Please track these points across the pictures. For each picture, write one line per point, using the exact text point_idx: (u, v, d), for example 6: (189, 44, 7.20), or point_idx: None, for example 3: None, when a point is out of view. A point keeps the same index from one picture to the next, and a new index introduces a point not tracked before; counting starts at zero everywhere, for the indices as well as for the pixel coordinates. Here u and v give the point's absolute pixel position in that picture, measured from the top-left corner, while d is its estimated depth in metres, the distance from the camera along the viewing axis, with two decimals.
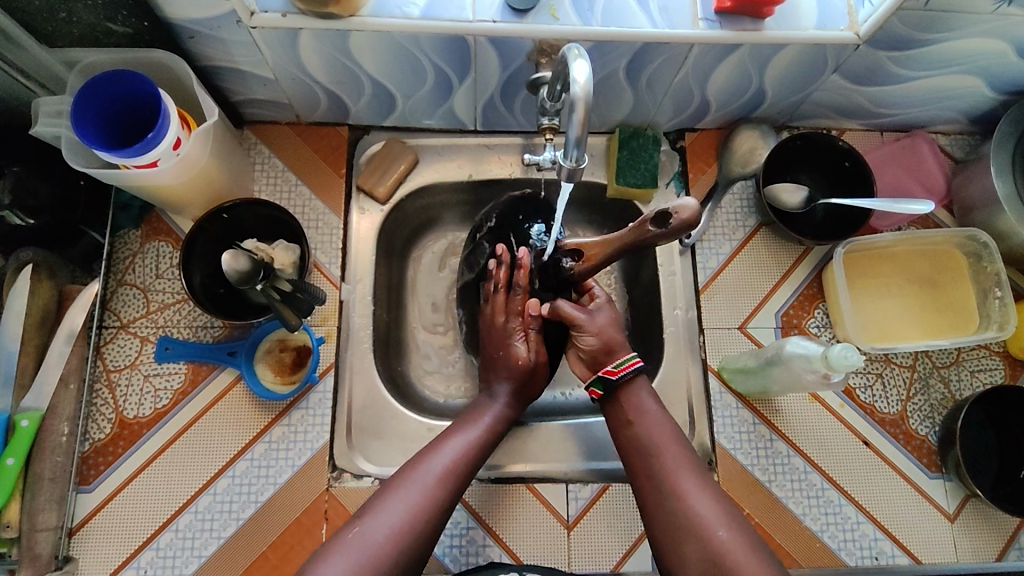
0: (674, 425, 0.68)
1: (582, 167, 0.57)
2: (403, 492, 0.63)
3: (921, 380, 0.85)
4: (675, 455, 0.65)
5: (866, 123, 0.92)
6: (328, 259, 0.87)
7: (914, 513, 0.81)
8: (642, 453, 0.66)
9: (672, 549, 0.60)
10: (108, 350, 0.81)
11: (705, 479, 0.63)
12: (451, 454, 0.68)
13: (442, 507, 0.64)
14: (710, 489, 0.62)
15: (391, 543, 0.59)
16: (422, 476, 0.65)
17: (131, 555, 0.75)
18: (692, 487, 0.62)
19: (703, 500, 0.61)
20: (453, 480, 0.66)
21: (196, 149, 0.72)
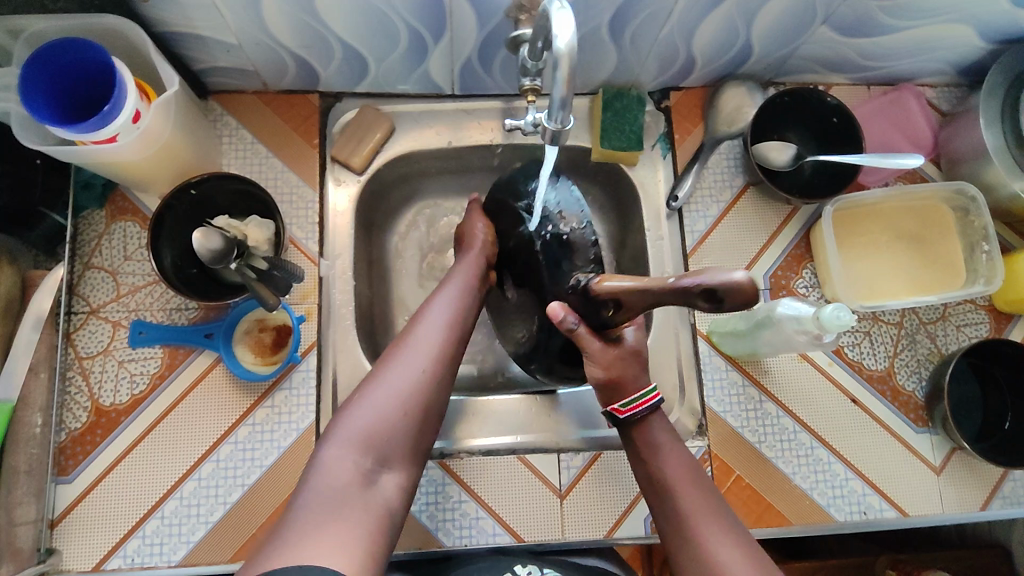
0: (704, 477, 0.64)
1: (567, 128, 0.55)
2: (419, 333, 0.64)
3: (908, 336, 0.85)
4: (697, 500, 0.61)
5: (853, 76, 0.90)
6: (304, 234, 0.84)
7: (901, 468, 0.82)
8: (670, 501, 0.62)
9: None
10: (79, 337, 0.78)
11: (727, 523, 0.60)
12: (455, 297, 0.69)
13: (456, 348, 0.65)
14: (730, 531, 0.59)
15: (415, 387, 0.60)
16: (431, 320, 0.66)
17: (116, 544, 0.74)
18: (717, 537, 0.58)
19: (730, 551, 0.57)
20: (453, 330, 0.66)
21: (157, 120, 0.68)
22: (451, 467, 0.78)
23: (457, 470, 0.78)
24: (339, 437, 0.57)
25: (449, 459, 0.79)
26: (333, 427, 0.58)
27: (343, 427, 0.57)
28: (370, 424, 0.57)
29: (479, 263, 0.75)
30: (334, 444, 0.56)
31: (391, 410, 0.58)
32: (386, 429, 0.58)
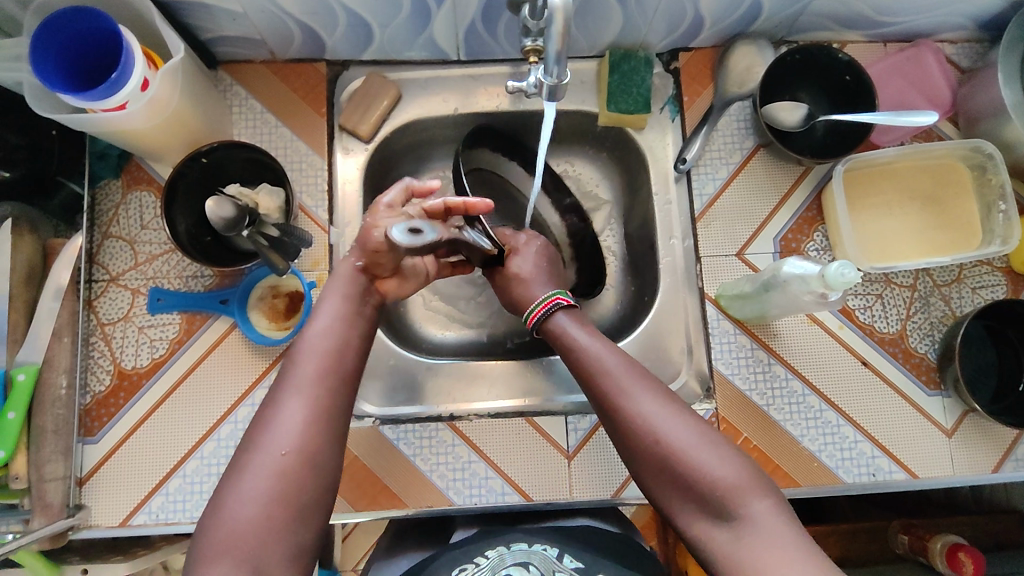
0: (626, 357, 0.67)
1: (563, 82, 0.56)
2: (283, 397, 0.57)
3: (921, 299, 0.84)
4: (626, 379, 0.64)
5: (868, 33, 0.88)
6: (314, 202, 0.85)
7: (911, 431, 0.81)
8: (594, 381, 0.66)
9: (636, 457, 0.61)
10: (100, 304, 0.81)
11: (658, 391, 0.63)
12: (326, 341, 0.61)
13: (329, 405, 0.58)
14: (662, 400, 0.62)
15: (281, 472, 0.53)
16: (297, 372, 0.58)
17: (142, 500, 0.77)
18: (648, 399, 0.62)
19: (662, 409, 0.61)
20: (330, 372, 0.59)
21: (165, 88, 0.69)
22: (461, 429, 0.80)
23: (468, 432, 0.80)
24: (209, 546, 0.50)
25: (460, 421, 0.81)
26: (198, 543, 0.51)
27: (211, 533, 0.51)
28: (246, 520, 0.51)
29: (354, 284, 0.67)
30: (208, 548, 0.50)
31: (265, 503, 0.51)
32: (257, 533, 0.51)
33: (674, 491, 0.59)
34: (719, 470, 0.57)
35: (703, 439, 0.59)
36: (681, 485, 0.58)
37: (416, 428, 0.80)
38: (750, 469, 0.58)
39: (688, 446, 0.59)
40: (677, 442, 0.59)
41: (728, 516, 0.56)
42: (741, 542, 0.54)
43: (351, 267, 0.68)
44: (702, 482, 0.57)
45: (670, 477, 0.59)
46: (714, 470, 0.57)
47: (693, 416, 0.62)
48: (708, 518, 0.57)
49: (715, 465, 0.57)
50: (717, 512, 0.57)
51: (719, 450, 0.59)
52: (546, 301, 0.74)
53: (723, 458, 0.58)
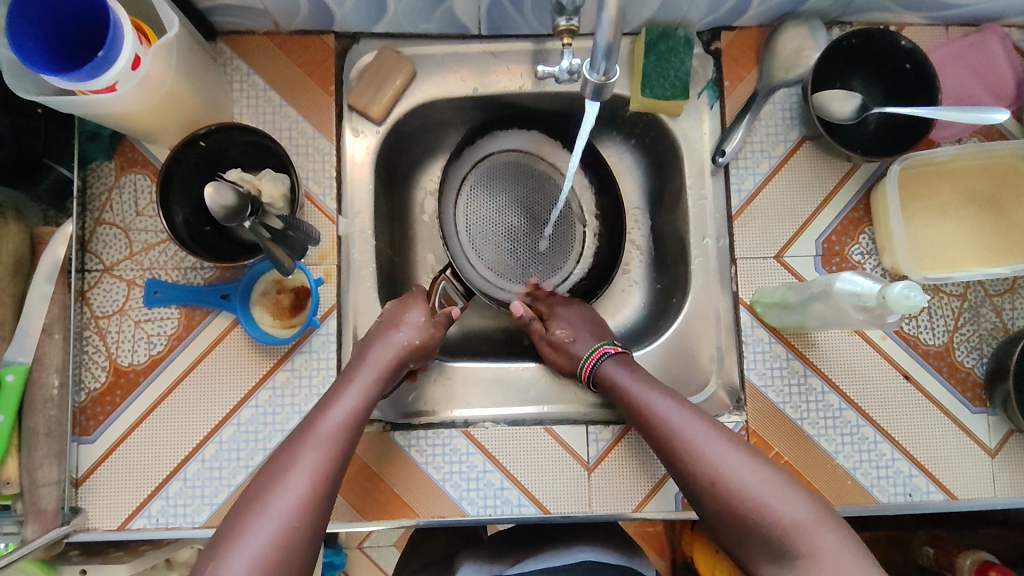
0: (688, 404, 0.66)
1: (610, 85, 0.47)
2: (295, 466, 0.57)
3: (971, 310, 0.78)
4: (684, 418, 0.64)
5: (930, 15, 0.79)
6: (321, 189, 0.79)
7: (952, 450, 0.77)
8: (657, 428, 0.65)
9: (698, 499, 0.60)
10: (94, 295, 0.76)
11: (720, 432, 0.62)
12: (344, 414, 0.62)
13: (334, 476, 0.58)
14: (723, 440, 0.61)
15: (280, 540, 0.52)
16: (310, 445, 0.59)
17: (141, 504, 0.74)
18: (711, 445, 0.61)
19: (728, 455, 0.60)
20: (342, 447, 0.60)
21: (159, 66, 0.62)
22: (475, 437, 0.76)
23: (483, 440, 0.76)
24: None
25: (475, 429, 0.76)
26: None
27: None
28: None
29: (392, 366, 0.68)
30: None
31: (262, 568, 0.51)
32: None
33: (744, 539, 0.57)
34: (788, 512, 0.55)
35: (771, 484, 0.57)
36: (747, 526, 0.57)
37: (428, 434, 0.76)
38: (820, 507, 0.56)
39: (756, 491, 0.57)
40: (746, 487, 0.57)
41: (798, 564, 0.54)
42: None
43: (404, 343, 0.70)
44: (774, 531, 0.55)
45: (741, 525, 0.57)
46: (781, 508, 0.56)
47: (761, 459, 0.60)
48: (777, 562, 0.55)
49: (784, 510, 0.56)
50: (790, 561, 0.54)
51: (788, 494, 0.57)
52: (596, 351, 0.74)
53: (792, 501, 0.56)
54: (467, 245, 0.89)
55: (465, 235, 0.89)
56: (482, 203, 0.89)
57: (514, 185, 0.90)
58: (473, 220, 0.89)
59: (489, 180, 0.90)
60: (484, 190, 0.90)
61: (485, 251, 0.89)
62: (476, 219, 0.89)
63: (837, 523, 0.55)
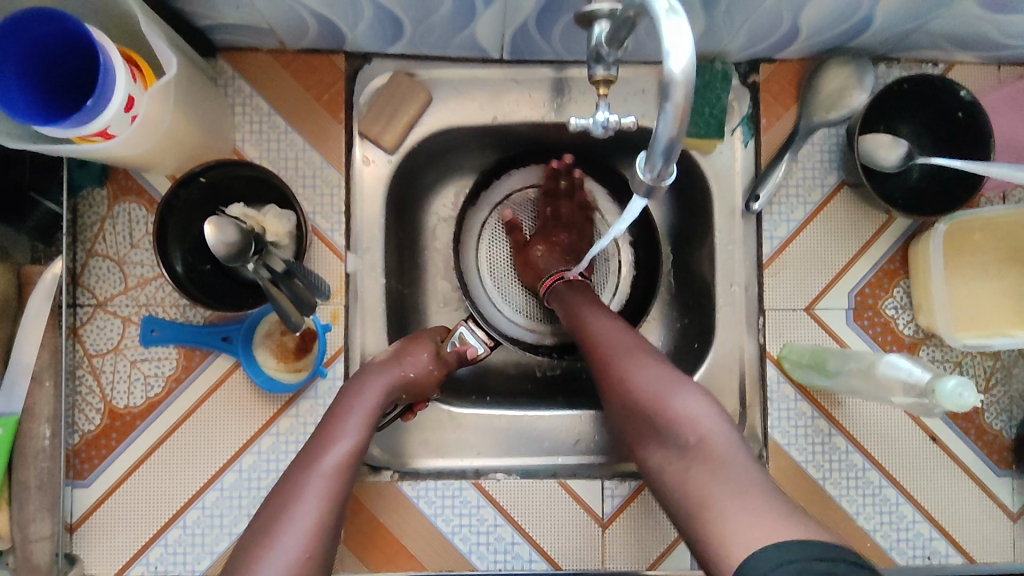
0: (617, 316, 0.69)
1: (664, 182, 0.43)
2: (301, 501, 0.56)
3: (1004, 370, 0.75)
4: (607, 326, 0.67)
5: (984, 55, 0.74)
6: (329, 225, 0.74)
7: (975, 513, 0.75)
8: (584, 335, 0.68)
9: (612, 403, 0.64)
10: (87, 332, 0.71)
11: (640, 341, 0.65)
12: (349, 445, 0.61)
13: (338, 507, 0.58)
14: (638, 348, 0.64)
15: None
16: (314, 477, 0.58)
17: (138, 551, 0.71)
18: (628, 350, 0.64)
19: (643, 360, 0.63)
20: (347, 477, 0.59)
21: (156, 105, 0.57)
22: (487, 490, 0.73)
23: (495, 492, 0.73)
24: None
25: (487, 480, 0.74)
26: None
27: None
28: None
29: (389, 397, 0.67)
30: None
31: None
32: None
33: (648, 436, 0.60)
34: (683, 408, 0.58)
35: (674, 382, 0.60)
36: (649, 425, 0.60)
37: (438, 485, 0.73)
38: (715, 409, 0.59)
39: (657, 387, 0.60)
40: (651, 385, 0.60)
41: (688, 455, 0.56)
42: (693, 471, 0.55)
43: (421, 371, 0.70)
44: (670, 423, 0.58)
45: (642, 418, 0.60)
46: (679, 405, 0.58)
47: (672, 365, 0.63)
48: (670, 455, 0.58)
49: (680, 404, 0.58)
50: (680, 450, 0.57)
51: (687, 391, 0.60)
52: (553, 274, 0.77)
53: (689, 398, 0.59)
54: (493, 288, 0.87)
55: (488, 279, 0.87)
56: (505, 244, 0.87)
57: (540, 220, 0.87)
58: (496, 260, 0.87)
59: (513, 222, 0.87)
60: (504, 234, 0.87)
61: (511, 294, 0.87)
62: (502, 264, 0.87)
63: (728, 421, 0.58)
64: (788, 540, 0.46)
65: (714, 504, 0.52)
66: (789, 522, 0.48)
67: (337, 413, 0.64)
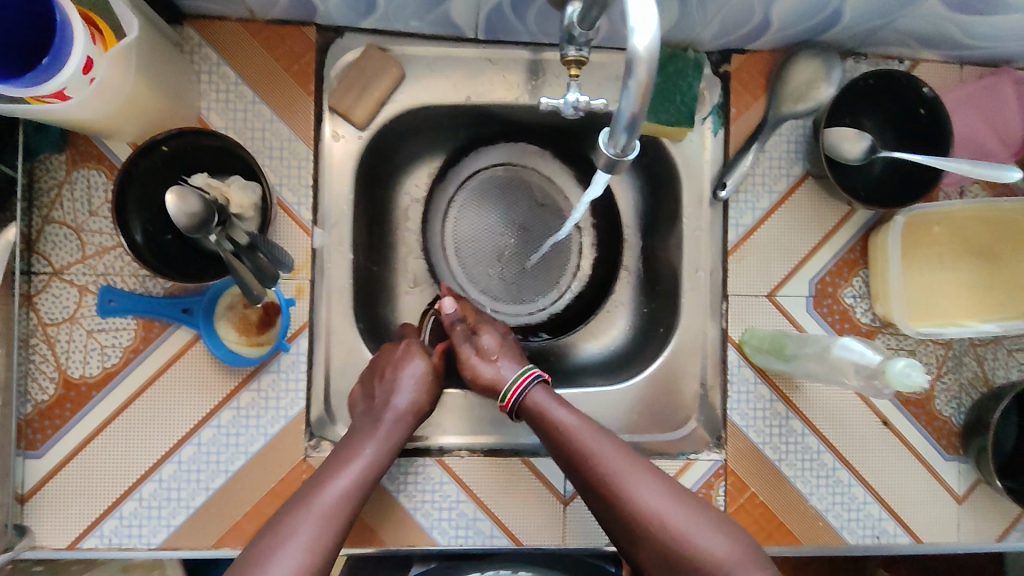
0: (619, 441, 0.66)
1: (627, 155, 0.45)
2: (293, 538, 0.57)
3: (955, 358, 0.78)
4: (610, 450, 0.63)
5: (948, 53, 0.76)
6: (296, 197, 0.73)
7: (922, 495, 0.77)
8: (588, 468, 0.63)
9: (629, 541, 0.61)
10: (42, 300, 0.70)
11: (647, 468, 0.63)
12: (342, 486, 0.62)
13: (332, 546, 0.58)
14: (652, 479, 0.62)
15: None
16: (307, 516, 0.59)
17: (92, 523, 0.70)
18: (644, 485, 0.61)
19: (663, 500, 0.61)
20: (343, 518, 0.60)
21: (117, 70, 0.56)
22: (450, 466, 0.74)
23: (458, 469, 0.74)
24: None
25: (450, 458, 0.74)
26: None
27: None
28: None
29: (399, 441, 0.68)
30: None
31: None
32: None
33: None
34: (720, 551, 0.57)
35: (701, 523, 0.59)
36: (679, 573, 0.58)
37: (402, 461, 0.73)
38: (749, 550, 0.58)
39: (688, 528, 0.59)
40: (682, 530, 0.58)
41: None
42: None
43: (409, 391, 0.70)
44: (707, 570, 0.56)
45: (677, 569, 0.57)
46: (713, 547, 0.57)
47: (691, 499, 0.62)
48: None
49: (717, 550, 0.57)
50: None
51: (723, 535, 0.58)
52: (524, 372, 0.69)
53: (719, 540, 0.58)
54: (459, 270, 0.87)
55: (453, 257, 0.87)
56: (469, 222, 0.87)
57: (507, 201, 0.88)
58: (462, 238, 0.87)
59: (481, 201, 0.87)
60: (471, 213, 0.87)
61: (476, 277, 0.87)
62: (467, 243, 0.87)
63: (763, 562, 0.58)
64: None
65: None
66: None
67: (338, 459, 0.65)
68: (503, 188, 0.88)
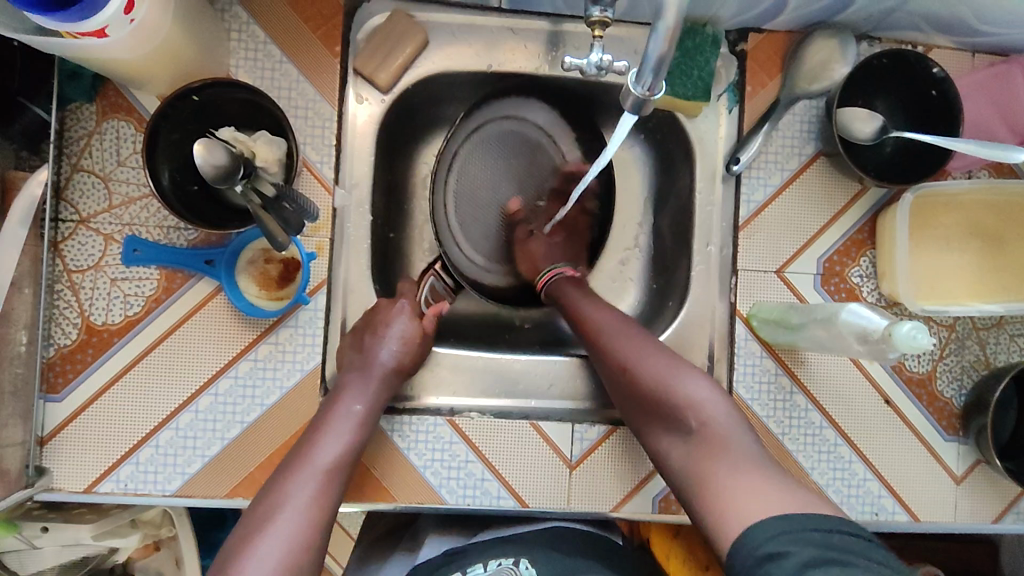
0: (621, 313, 0.72)
1: (653, 99, 0.46)
2: (297, 494, 0.61)
3: (957, 341, 0.80)
4: (603, 316, 0.71)
5: (959, 39, 0.78)
6: (318, 156, 0.74)
7: (921, 474, 0.79)
8: (589, 331, 0.71)
9: (620, 389, 0.69)
10: (69, 247, 0.71)
11: (639, 330, 0.69)
12: (339, 446, 0.66)
13: (333, 500, 0.63)
14: (641, 338, 0.68)
15: (294, 556, 0.57)
16: (309, 475, 0.63)
17: (109, 468, 0.71)
18: (628, 340, 0.68)
19: (648, 351, 0.66)
20: (340, 473, 0.65)
21: (155, 13, 0.57)
22: (460, 427, 0.75)
23: (468, 429, 0.75)
24: None
25: (460, 418, 0.75)
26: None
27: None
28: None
29: (389, 388, 0.72)
30: None
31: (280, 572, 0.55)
32: None
33: (655, 422, 0.65)
34: (688, 395, 0.63)
35: (679, 368, 0.64)
36: (656, 413, 0.65)
37: (413, 420, 0.75)
38: (717, 393, 0.63)
39: (664, 376, 0.64)
40: (658, 374, 0.64)
41: (694, 440, 0.61)
42: (701, 455, 0.60)
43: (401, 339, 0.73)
44: (676, 407, 0.63)
45: (653, 407, 0.65)
46: (684, 391, 0.63)
47: (676, 354, 0.67)
48: (677, 442, 0.63)
49: (684, 391, 0.63)
50: (683, 434, 0.62)
51: (695, 380, 0.64)
52: (551, 270, 0.80)
53: (694, 385, 0.63)
54: (454, 227, 0.86)
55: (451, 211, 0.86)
56: (473, 175, 0.86)
57: (501, 155, 0.87)
58: (461, 192, 0.86)
59: (483, 153, 0.86)
60: (474, 167, 0.86)
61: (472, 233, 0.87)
62: (465, 196, 0.86)
63: (731, 405, 0.63)
64: (792, 511, 0.51)
65: (715, 482, 0.57)
66: (783, 494, 0.53)
67: (329, 416, 0.68)
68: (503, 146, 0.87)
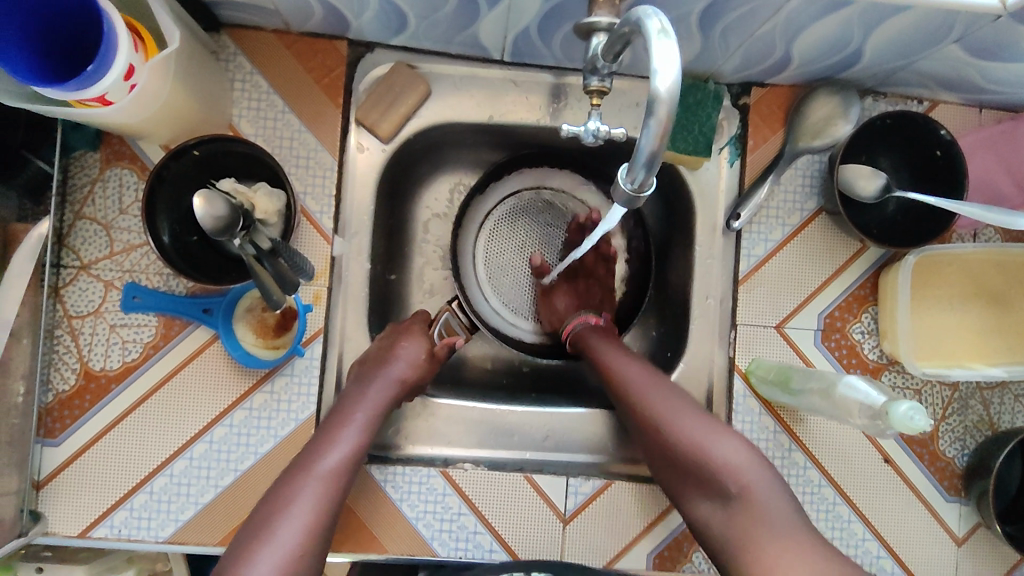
0: (649, 365, 0.71)
1: (642, 194, 0.46)
2: (295, 503, 0.59)
3: (960, 400, 0.78)
4: (635, 370, 0.69)
5: (966, 97, 0.77)
6: (318, 206, 0.75)
7: (921, 535, 0.77)
8: (613, 382, 0.70)
9: (650, 447, 0.67)
10: (69, 293, 0.72)
11: (670, 388, 0.68)
12: (340, 455, 0.63)
13: (334, 507, 0.61)
14: (673, 397, 0.66)
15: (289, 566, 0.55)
16: (309, 482, 0.61)
17: (103, 513, 0.72)
18: (661, 398, 0.66)
19: (678, 411, 0.65)
20: (343, 482, 0.62)
21: (156, 79, 0.58)
22: (454, 479, 0.75)
23: (461, 482, 0.75)
24: None
25: (454, 470, 0.75)
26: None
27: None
28: None
29: (391, 398, 0.70)
30: None
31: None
32: None
33: (689, 484, 0.64)
34: (720, 456, 0.61)
35: (710, 429, 0.63)
36: (691, 476, 0.63)
37: (406, 471, 0.75)
38: (752, 454, 0.62)
39: (695, 437, 0.63)
40: (690, 437, 0.63)
41: (731, 505, 0.60)
42: (737, 520, 0.59)
43: (410, 359, 0.72)
44: (711, 473, 0.61)
45: (686, 470, 0.63)
46: (718, 453, 0.61)
47: (707, 411, 0.65)
48: (710, 504, 0.61)
49: (717, 453, 0.61)
50: (722, 500, 0.60)
51: (727, 439, 0.62)
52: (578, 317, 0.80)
53: (726, 445, 0.62)
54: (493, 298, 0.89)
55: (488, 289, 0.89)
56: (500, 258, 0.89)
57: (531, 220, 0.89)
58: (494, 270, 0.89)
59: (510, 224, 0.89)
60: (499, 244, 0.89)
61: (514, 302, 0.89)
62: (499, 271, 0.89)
63: (768, 468, 0.61)
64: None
65: (756, 549, 0.56)
66: None
67: (332, 425, 0.66)
68: (534, 211, 0.89)
